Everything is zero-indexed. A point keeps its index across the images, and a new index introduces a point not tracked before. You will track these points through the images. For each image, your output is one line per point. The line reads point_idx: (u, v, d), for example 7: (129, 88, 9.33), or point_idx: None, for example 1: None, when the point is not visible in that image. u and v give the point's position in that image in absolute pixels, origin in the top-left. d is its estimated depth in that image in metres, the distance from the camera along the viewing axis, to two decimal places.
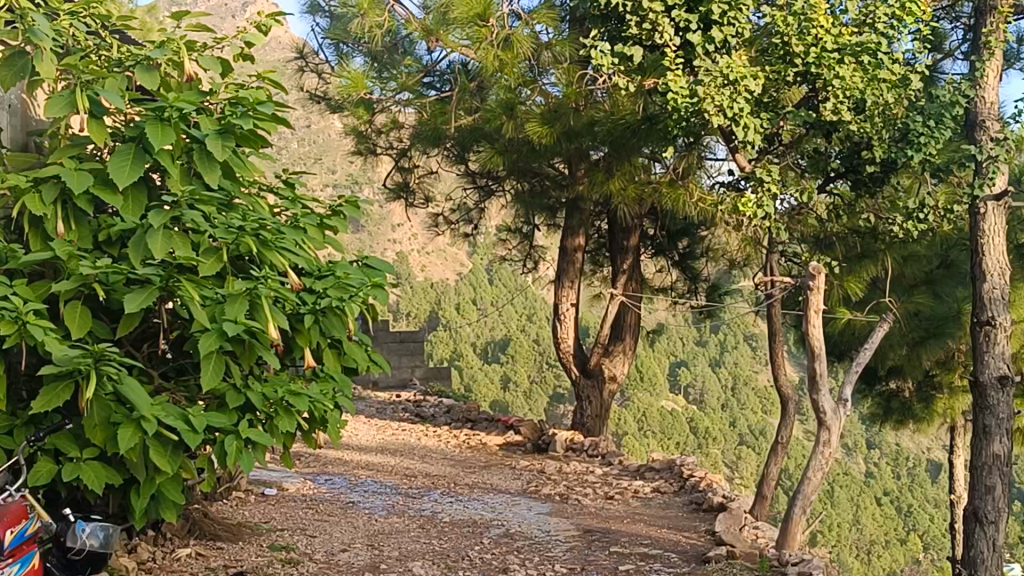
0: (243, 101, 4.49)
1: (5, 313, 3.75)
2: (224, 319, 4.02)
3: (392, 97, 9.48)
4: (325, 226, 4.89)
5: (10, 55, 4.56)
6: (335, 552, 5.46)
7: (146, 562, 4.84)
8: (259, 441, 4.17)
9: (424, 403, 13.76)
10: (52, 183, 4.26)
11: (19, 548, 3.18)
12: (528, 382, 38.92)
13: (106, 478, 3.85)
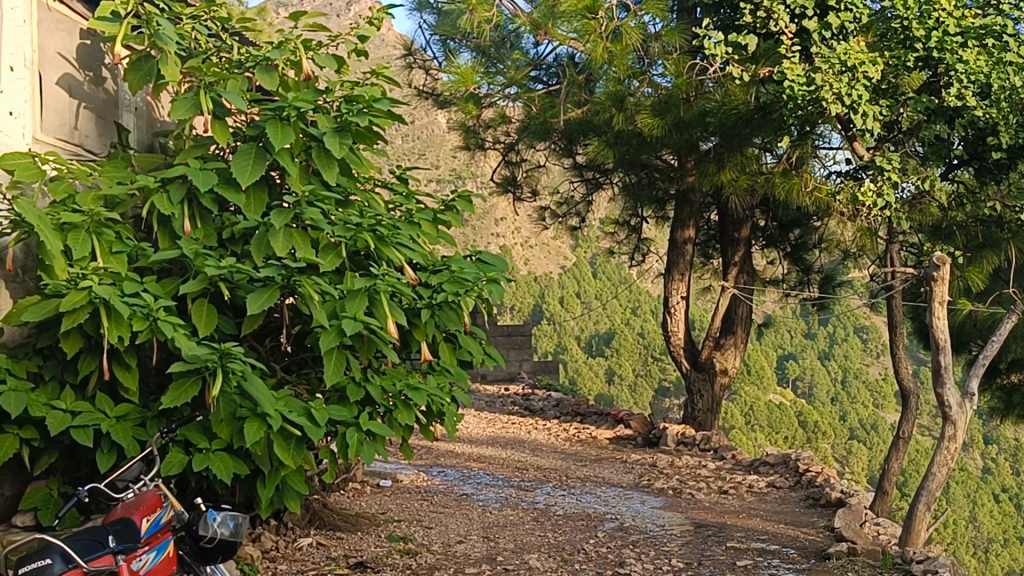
0: (358, 98, 4.57)
1: (137, 309, 3.88)
2: (344, 315, 4.10)
3: (500, 92, 9.54)
4: (438, 220, 4.94)
5: (136, 59, 4.71)
6: (452, 543, 5.52)
7: (269, 551, 4.99)
8: (380, 433, 4.25)
9: (533, 397, 13.79)
10: (179, 183, 4.40)
11: (154, 535, 3.34)
12: (633, 376, 38.65)
13: (234, 468, 3.94)
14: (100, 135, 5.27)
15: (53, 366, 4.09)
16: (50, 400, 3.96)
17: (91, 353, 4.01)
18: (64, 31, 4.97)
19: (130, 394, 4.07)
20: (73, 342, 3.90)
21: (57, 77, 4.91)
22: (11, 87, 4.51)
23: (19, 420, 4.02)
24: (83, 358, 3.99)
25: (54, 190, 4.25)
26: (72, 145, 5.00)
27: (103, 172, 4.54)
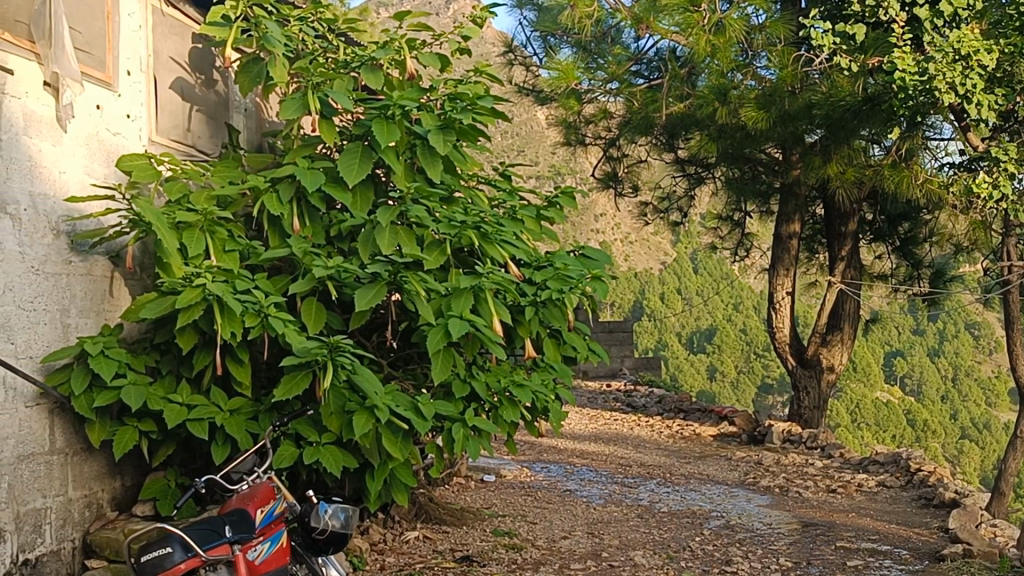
0: (462, 96, 4.60)
1: (249, 306, 3.97)
2: (450, 314, 4.13)
3: (602, 87, 9.53)
4: (542, 217, 4.95)
5: (246, 63, 4.85)
6: (556, 539, 5.53)
7: (378, 543, 5.09)
8: (486, 429, 4.29)
9: (634, 393, 13.73)
10: (288, 182, 4.50)
11: (268, 526, 3.41)
12: (735, 373, 38.12)
13: (343, 461, 4.01)
14: (212, 135, 5.40)
15: (170, 361, 4.22)
16: (167, 394, 4.08)
17: (205, 348, 4.13)
18: (177, 35, 5.12)
19: (243, 388, 4.18)
20: (189, 338, 4.02)
21: (171, 80, 5.04)
22: (129, 91, 4.64)
23: (139, 413, 4.16)
24: (198, 354, 4.10)
25: (170, 190, 4.37)
26: (185, 146, 5.13)
27: (215, 172, 4.66)
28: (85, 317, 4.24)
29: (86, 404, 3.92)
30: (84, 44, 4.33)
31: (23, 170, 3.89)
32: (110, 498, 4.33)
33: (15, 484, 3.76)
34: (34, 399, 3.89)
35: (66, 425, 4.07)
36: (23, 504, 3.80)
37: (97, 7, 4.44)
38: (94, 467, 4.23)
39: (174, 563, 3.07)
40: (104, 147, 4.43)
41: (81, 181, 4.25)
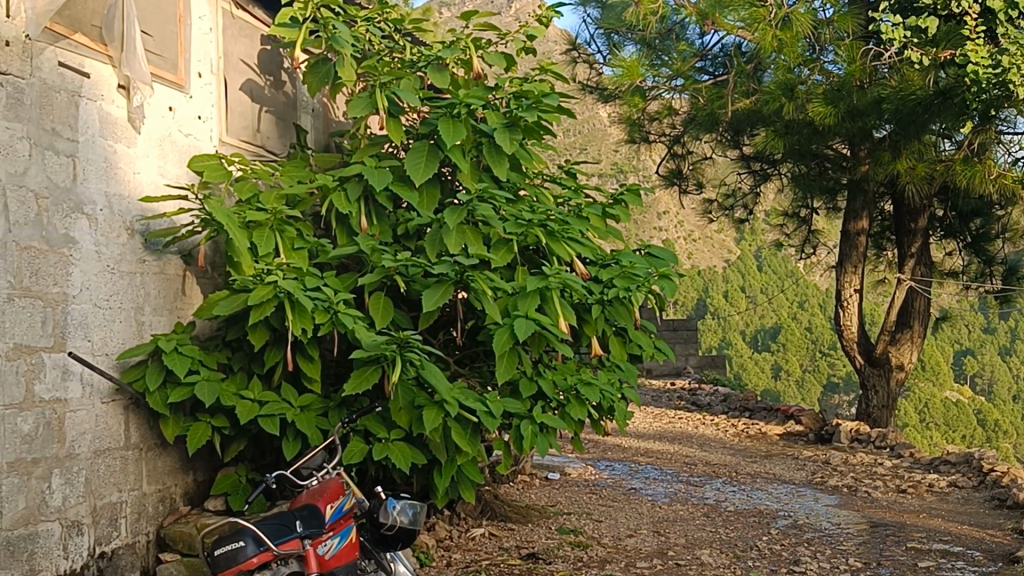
0: (528, 94, 4.62)
1: (319, 303, 4.02)
2: (518, 312, 4.16)
3: (666, 84, 9.47)
4: (607, 215, 4.94)
5: (314, 63, 4.91)
6: (622, 537, 5.52)
7: (444, 540, 5.16)
8: (553, 426, 4.30)
9: (700, 392, 13.63)
10: (356, 181, 4.55)
11: (338, 522, 3.46)
12: (801, 372, 37.69)
13: (412, 458, 4.05)
14: (281, 136, 5.47)
15: (241, 358, 4.29)
16: (239, 390, 4.15)
17: (275, 345, 4.19)
18: (247, 37, 5.19)
19: (313, 385, 4.23)
20: (259, 335, 4.08)
21: (241, 82, 5.12)
22: (200, 92, 4.72)
23: (211, 409, 4.24)
24: (269, 351, 4.16)
25: (240, 190, 4.44)
26: (255, 146, 5.19)
27: (284, 172, 4.71)
28: (158, 315, 4.32)
29: (161, 400, 4.00)
30: (157, 47, 4.40)
31: (99, 170, 3.97)
32: (183, 493, 4.41)
33: (92, 478, 3.84)
34: (111, 395, 3.97)
35: (140, 420, 4.15)
36: (100, 498, 3.88)
37: (169, 10, 4.52)
38: (167, 462, 4.31)
39: (247, 556, 3.12)
40: (176, 148, 4.50)
41: (154, 181, 4.32)
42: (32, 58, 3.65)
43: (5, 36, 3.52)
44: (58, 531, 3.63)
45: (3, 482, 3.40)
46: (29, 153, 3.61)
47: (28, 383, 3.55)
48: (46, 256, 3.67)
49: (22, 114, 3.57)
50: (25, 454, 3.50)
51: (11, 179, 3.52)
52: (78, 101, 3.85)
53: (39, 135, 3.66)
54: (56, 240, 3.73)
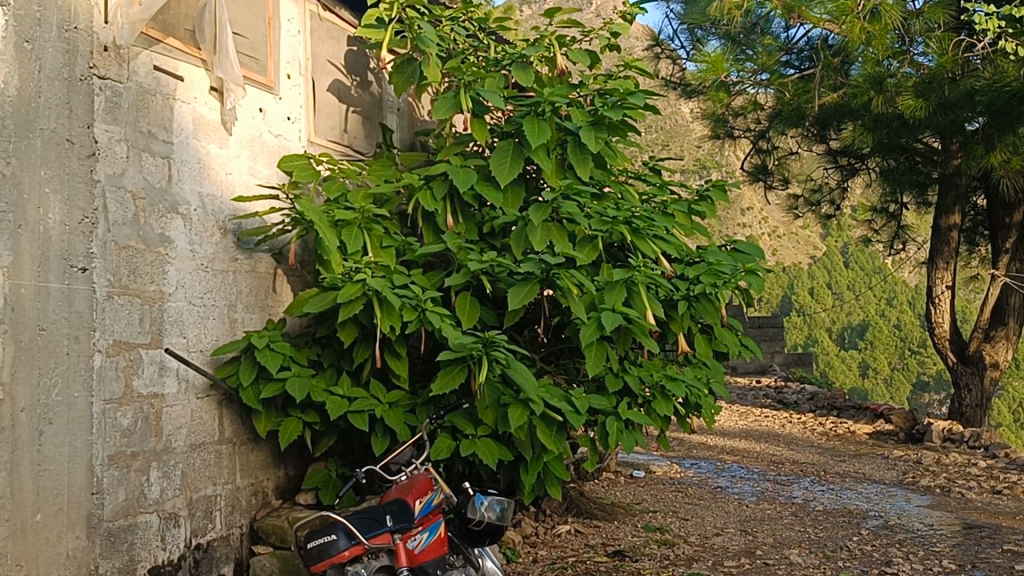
0: (614, 91, 4.61)
1: (407, 301, 4.08)
2: (604, 308, 4.16)
3: (751, 78, 9.41)
4: (693, 211, 4.92)
5: (400, 63, 4.97)
6: (709, 535, 5.49)
7: (530, 536, 5.19)
8: (639, 423, 4.29)
9: (786, 390, 13.45)
10: (441, 180, 4.60)
11: (427, 517, 3.52)
12: (890, 370, 36.95)
13: (498, 454, 4.07)
14: (368, 135, 5.54)
15: (331, 354, 4.36)
16: (329, 386, 4.22)
17: (364, 342, 4.26)
18: (334, 38, 5.26)
19: (401, 381, 4.29)
20: (349, 332, 4.14)
21: (328, 83, 5.19)
22: (289, 93, 4.80)
23: (302, 404, 4.31)
24: (358, 348, 4.24)
25: (329, 189, 4.52)
26: (342, 146, 5.26)
27: (371, 171, 4.78)
28: (251, 312, 4.41)
29: (253, 395, 4.07)
30: (247, 49, 4.49)
31: (193, 170, 4.06)
32: (275, 487, 4.49)
33: (188, 472, 3.93)
34: (205, 390, 4.07)
35: (234, 415, 4.23)
36: (196, 491, 3.97)
37: (259, 13, 4.61)
38: (260, 456, 4.39)
39: (339, 549, 3.16)
40: (267, 149, 4.58)
41: (246, 181, 4.41)
42: (129, 63, 3.75)
43: (104, 41, 3.63)
44: (156, 522, 3.73)
45: (104, 474, 3.50)
46: (127, 155, 3.71)
47: (127, 379, 3.65)
48: (143, 255, 3.77)
49: (119, 117, 3.68)
50: (124, 448, 3.60)
51: (110, 181, 3.62)
52: (172, 104, 3.95)
53: (136, 137, 3.76)
54: (152, 239, 3.83)
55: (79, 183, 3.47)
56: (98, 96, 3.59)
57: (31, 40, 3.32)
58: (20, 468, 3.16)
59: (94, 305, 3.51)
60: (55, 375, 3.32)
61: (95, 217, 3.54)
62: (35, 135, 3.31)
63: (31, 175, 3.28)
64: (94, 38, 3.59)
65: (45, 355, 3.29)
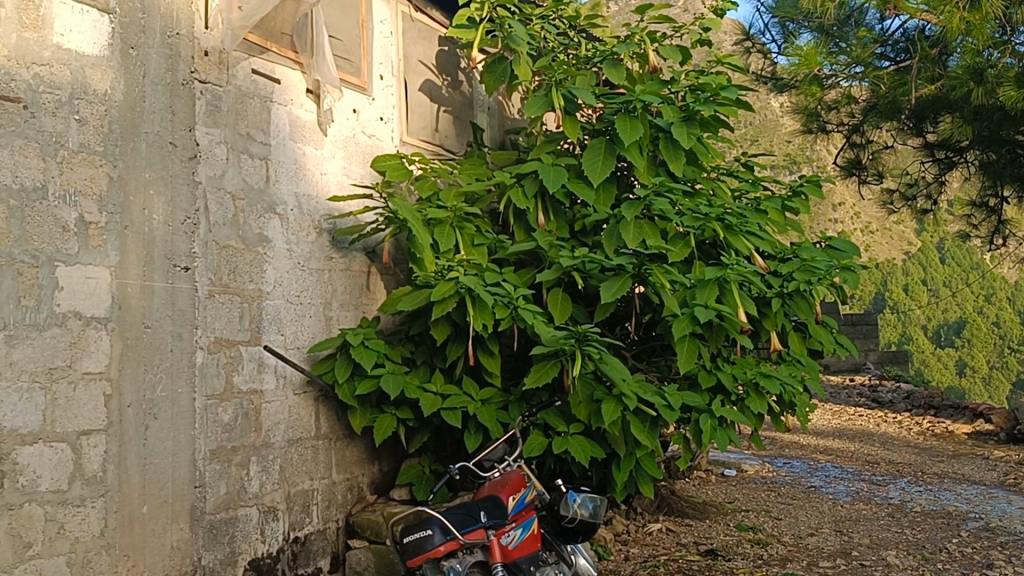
0: (706, 88, 4.59)
1: (499, 298, 4.12)
2: (696, 304, 4.14)
3: (844, 72, 9.23)
4: (787, 208, 4.86)
5: (491, 61, 5.02)
6: (803, 535, 5.42)
7: (621, 534, 5.18)
8: (733, 420, 4.26)
9: (881, 389, 13.18)
10: (533, 178, 4.62)
11: (520, 513, 3.53)
12: (989, 369, 35.96)
13: (591, 451, 4.07)
14: (459, 135, 5.57)
15: (424, 352, 4.41)
16: (423, 383, 4.27)
17: (457, 340, 4.30)
18: (426, 39, 5.32)
19: (493, 378, 4.33)
20: (442, 330, 4.19)
21: (420, 83, 5.25)
22: (382, 94, 4.86)
23: (396, 401, 4.36)
24: (451, 345, 4.28)
25: (421, 188, 4.55)
26: (434, 145, 5.30)
27: (463, 170, 4.81)
28: (346, 309, 4.48)
29: (349, 392, 4.14)
30: (341, 51, 4.56)
31: (290, 171, 4.15)
32: (369, 482, 4.56)
33: (286, 466, 4.02)
34: (302, 386, 4.15)
35: (330, 411, 4.31)
36: (294, 485, 4.06)
37: (353, 15, 4.68)
38: (355, 451, 4.47)
39: (434, 545, 3.22)
40: (361, 149, 4.64)
41: (340, 180, 4.48)
42: (229, 68, 3.84)
43: (204, 46, 3.72)
44: (256, 515, 3.82)
45: (206, 468, 3.59)
46: (226, 157, 3.80)
47: (228, 375, 3.74)
48: (243, 255, 3.86)
49: (220, 120, 3.77)
50: (225, 442, 3.70)
51: (211, 182, 3.71)
52: (270, 106, 4.04)
53: (235, 139, 3.85)
54: (252, 239, 3.91)
55: (182, 185, 3.57)
56: (199, 100, 3.68)
57: (135, 47, 3.42)
58: (127, 461, 3.27)
59: (196, 303, 3.60)
60: (160, 371, 3.42)
61: (197, 218, 3.64)
62: (140, 138, 3.41)
63: (136, 178, 3.38)
64: (195, 43, 3.68)
65: (150, 352, 3.39)
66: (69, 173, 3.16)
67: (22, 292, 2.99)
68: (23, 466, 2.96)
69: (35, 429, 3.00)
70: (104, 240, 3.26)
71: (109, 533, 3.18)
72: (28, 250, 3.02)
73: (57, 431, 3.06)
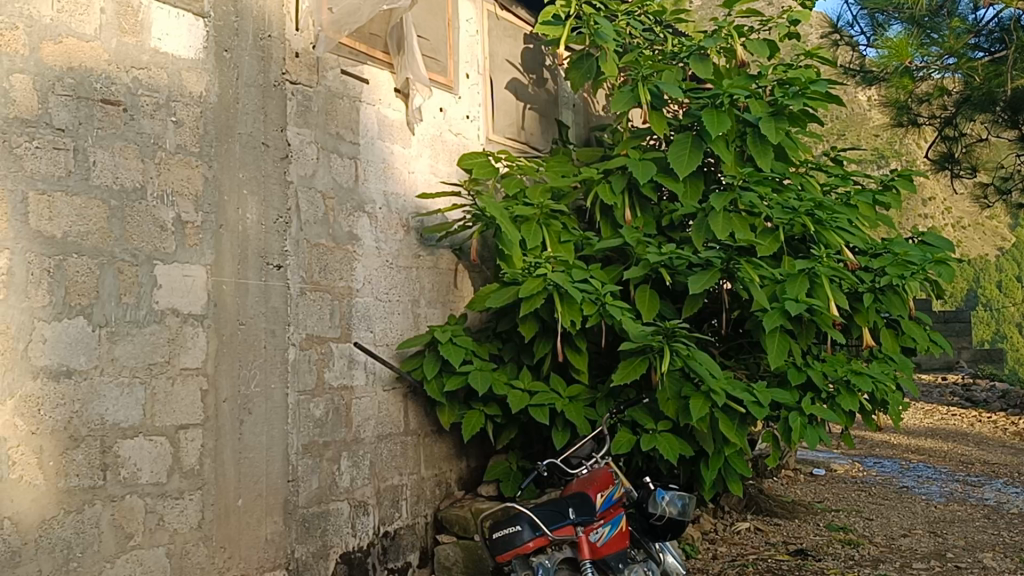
0: (794, 81, 4.56)
1: (587, 295, 4.13)
2: (786, 298, 4.09)
3: (937, 64, 8.96)
4: (878, 202, 4.77)
5: (577, 59, 5.04)
6: (896, 536, 5.32)
7: (710, 533, 5.15)
8: (824, 418, 4.20)
9: (975, 388, 12.85)
10: (620, 174, 4.61)
11: (608, 510, 3.53)
12: None
13: (680, 449, 4.04)
14: (545, 132, 5.58)
15: (512, 348, 4.43)
16: (510, 379, 4.29)
17: (545, 336, 4.32)
18: (512, 37, 5.35)
19: (580, 375, 4.33)
20: (530, 327, 4.21)
21: (506, 81, 5.27)
22: (468, 92, 4.89)
23: (484, 398, 4.39)
24: (539, 342, 4.30)
25: (508, 185, 4.56)
26: (521, 143, 5.32)
27: (549, 167, 4.82)
28: (433, 307, 4.52)
29: (438, 388, 4.17)
30: (428, 50, 4.60)
31: (378, 170, 4.19)
32: (458, 478, 4.59)
33: (377, 461, 4.07)
34: (392, 383, 4.20)
35: (418, 407, 4.35)
36: (384, 480, 4.11)
37: (440, 15, 4.71)
38: (443, 447, 4.50)
39: (524, 541, 3.22)
40: (447, 148, 4.68)
41: (428, 178, 4.51)
42: (319, 69, 3.91)
43: (296, 48, 3.79)
44: (347, 510, 3.88)
45: (299, 462, 3.66)
46: (317, 157, 3.86)
47: (319, 371, 3.81)
48: (333, 253, 3.92)
49: (310, 120, 3.84)
50: (317, 437, 3.76)
51: (302, 181, 3.77)
52: (359, 106, 4.09)
53: (326, 138, 3.91)
54: (342, 237, 3.97)
55: (275, 184, 3.64)
56: (290, 101, 3.75)
57: (229, 49, 3.49)
58: (223, 455, 3.34)
59: (289, 300, 3.67)
60: (254, 367, 3.49)
61: (289, 216, 3.70)
62: (234, 139, 3.48)
63: (231, 178, 3.46)
64: (287, 45, 3.75)
65: (245, 348, 3.46)
66: (166, 174, 3.23)
67: (122, 290, 3.07)
68: (125, 459, 3.03)
69: (136, 423, 3.07)
70: (200, 239, 3.33)
71: (205, 525, 3.26)
72: (128, 248, 3.09)
73: (156, 425, 3.13)
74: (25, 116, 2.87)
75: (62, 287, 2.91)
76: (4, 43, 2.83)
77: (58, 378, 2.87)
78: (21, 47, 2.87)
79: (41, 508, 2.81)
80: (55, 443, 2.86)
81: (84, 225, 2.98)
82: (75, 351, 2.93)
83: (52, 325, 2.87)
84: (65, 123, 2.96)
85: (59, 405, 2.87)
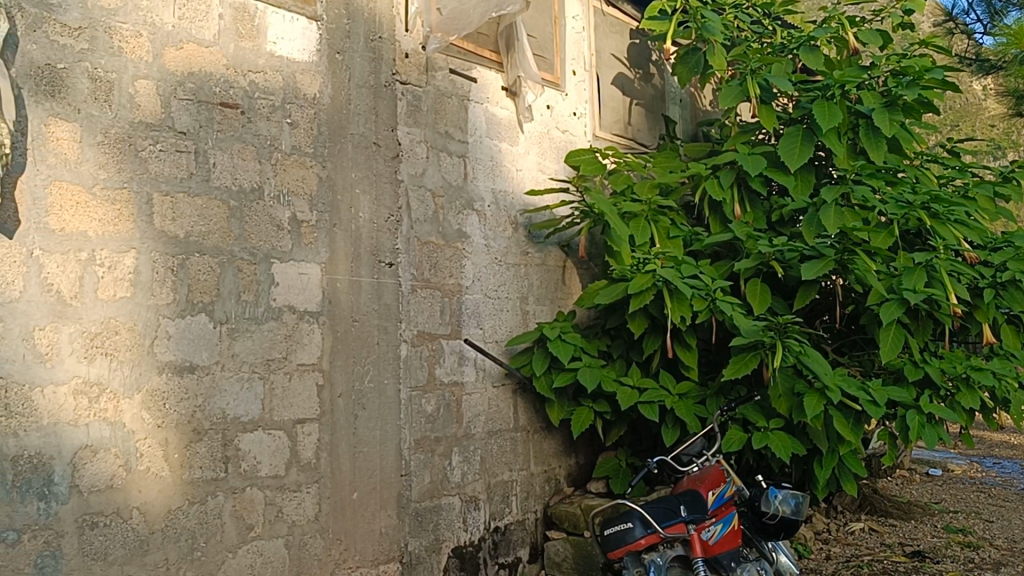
0: (908, 71, 4.44)
1: (697, 291, 4.09)
2: (903, 289, 4.00)
3: None
4: (998, 195, 4.63)
5: (684, 53, 5.01)
6: (1018, 539, 5.16)
7: (823, 532, 5.07)
8: (943, 417, 4.08)
9: None
10: (729, 169, 4.57)
11: (721, 508, 3.51)
12: None
13: (792, 448, 3.96)
14: (652, 128, 5.55)
15: (621, 345, 4.43)
16: (619, 376, 4.28)
17: (654, 333, 4.30)
18: (618, 33, 5.34)
19: (690, 372, 4.30)
20: (639, 323, 4.20)
21: (613, 77, 5.26)
22: (575, 89, 4.90)
23: (593, 394, 4.38)
24: (648, 339, 4.29)
25: (615, 182, 4.56)
26: (627, 140, 5.29)
27: (656, 163, 4.80)
28: (542, 304, 4.53)
29: (546, 384, 4.18)
30: (536, 48, 4.63)
31: (487, 168, 4.23)
32: (567, 474, 4.60)
33: (487, 457, 4.11)
34: (501, 379, 4.23)
35: (528, 404, 4.38)
36: (494, 475, 4.14)
37: (547, 12, 4.73)
38: (552, 444, 4.52)
39: (636, 537, 3.21)
40: (555, 144, 4.69)
41: (535, 176, 4.53)
42: (429, 69, 3.95)
43: (406, 49, 3.85)
44: (458, 504, 3.92)
45: (412, 457, 3.71)
46: (427, 155, 3.91)
47: (430, 367, 3.85)
48: (443, 250, 3.96)
49: (420, 120, 3.89)
50: (429, 433, 3.81)
51: (412, 181, 3.82)
52: (468, 105, 4.13)
53: (435, 138, 3.95)
54: (451, 235, 4.01)
55: (386, 183, 3.69)
56: (401, 101, 3.80)
57: (341, 51, 3.56)
58: (339, 449, 3.41)
59: (400, 297, 3.72)
60: (368, 363, 3.55)
61: (400, 215, 3.75)
62: (347, 139, 3.55)
63: (344, 177, 3.53)
64: (397, 46, 3.81)
65: (358, 344, 3.52)
66: (283, 174, 3.32)
67: (241, 289, 3.16)
68: (245, 452, 3.12)
69: (256, 417, 3.16)
70: (315, 237, 3.40)
71: (322, 518, 3.33)
72: (247, 248, 3.18)
73: (275, 419, 3.21)
74: (150, 120, 2.95)
75: (185, 285, 2.99)
76: (129, 49, 2.92)
77: (182, 372, 2.97)
78: (146, 53, 2.96)
79: (166, 499, 2.90)
80: (180, 436, 2.95)
81: (206, 225, 3.06)
82: (197, 347, 3.02)
83: (175, 322, 2.97)
84: (186, 126, 3.04)
85: (183, 399, 2.96)
